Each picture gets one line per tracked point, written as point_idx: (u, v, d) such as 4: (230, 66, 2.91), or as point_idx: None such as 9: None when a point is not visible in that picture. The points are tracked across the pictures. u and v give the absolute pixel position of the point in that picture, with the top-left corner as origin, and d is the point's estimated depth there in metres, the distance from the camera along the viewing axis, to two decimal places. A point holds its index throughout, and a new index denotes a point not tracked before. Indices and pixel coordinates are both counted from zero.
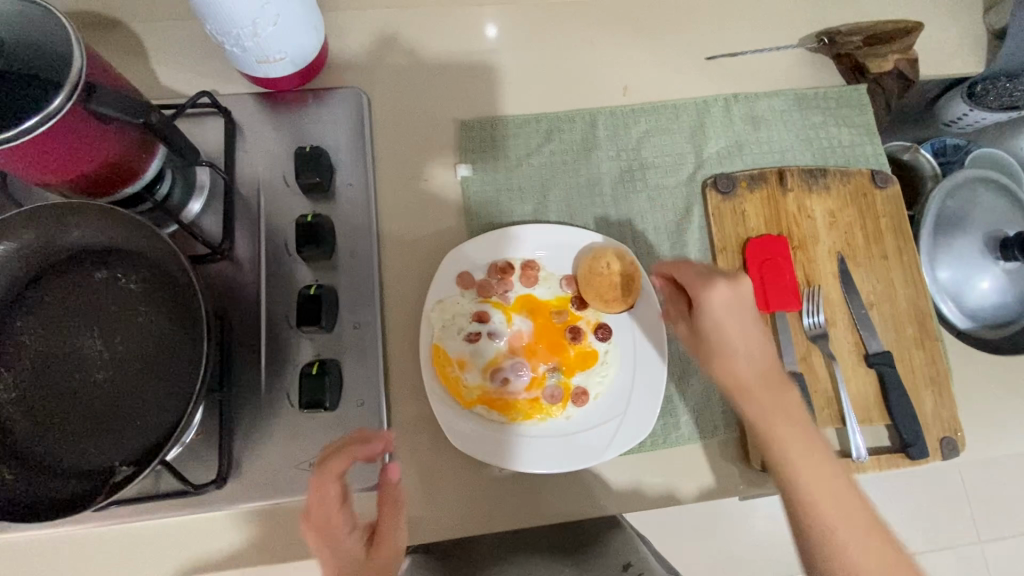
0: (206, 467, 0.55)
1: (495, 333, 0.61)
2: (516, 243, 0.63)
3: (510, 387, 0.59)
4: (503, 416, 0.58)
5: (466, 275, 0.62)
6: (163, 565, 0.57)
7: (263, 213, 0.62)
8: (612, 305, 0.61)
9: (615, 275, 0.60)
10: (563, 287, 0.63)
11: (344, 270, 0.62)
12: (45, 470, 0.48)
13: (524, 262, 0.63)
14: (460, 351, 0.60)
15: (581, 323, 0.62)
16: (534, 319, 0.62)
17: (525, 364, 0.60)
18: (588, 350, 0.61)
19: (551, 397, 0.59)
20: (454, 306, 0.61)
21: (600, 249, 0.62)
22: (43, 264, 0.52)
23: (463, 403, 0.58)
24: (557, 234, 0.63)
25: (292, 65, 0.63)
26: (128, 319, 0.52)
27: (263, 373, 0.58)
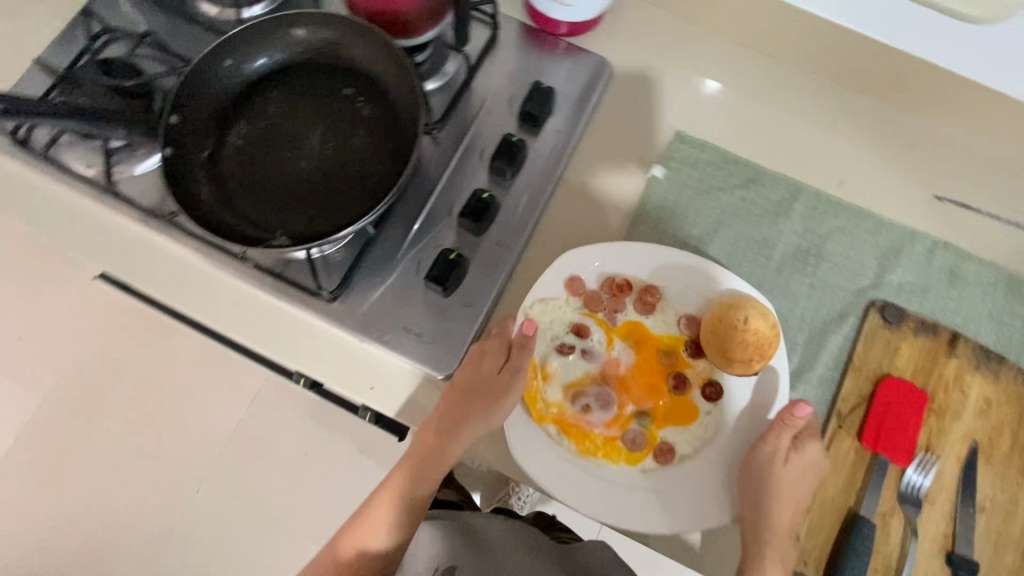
0: (327, 279, 0.61)
1: (589, 352, 0.62)
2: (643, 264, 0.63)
3: (589, 416, 0.60)
4: (573, 445, 0.60)
5: (576, 280, 0.63)
6: (249, 330, 0.64)
7: (479, 116, 0.69)
8: (737, 366, 0.59)
9: (752, 336, 0.58)
10: (681, 327, 0.63)
11: (513, 196, 0.66)
12: (232, 208, 0.57)
13: (646, 287, 0.63)
14: (547, 359, 0.62)
15: (687, 373, 0.62)
16: (637, 355, 0.62)
17: (614, 400, 0.61)
18: (687, 402, 0.61)
19: (631, 442, 0.60)
20: (557, 309, 0.63)
21: (743, 301, 0.60)
22: (313, 61, 0.61)
23: (536, 417, 0.60)
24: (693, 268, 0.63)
25: (569, 15, 0.70)
26: (347, 134, 0.60)
27: (408, 236, 0.64)
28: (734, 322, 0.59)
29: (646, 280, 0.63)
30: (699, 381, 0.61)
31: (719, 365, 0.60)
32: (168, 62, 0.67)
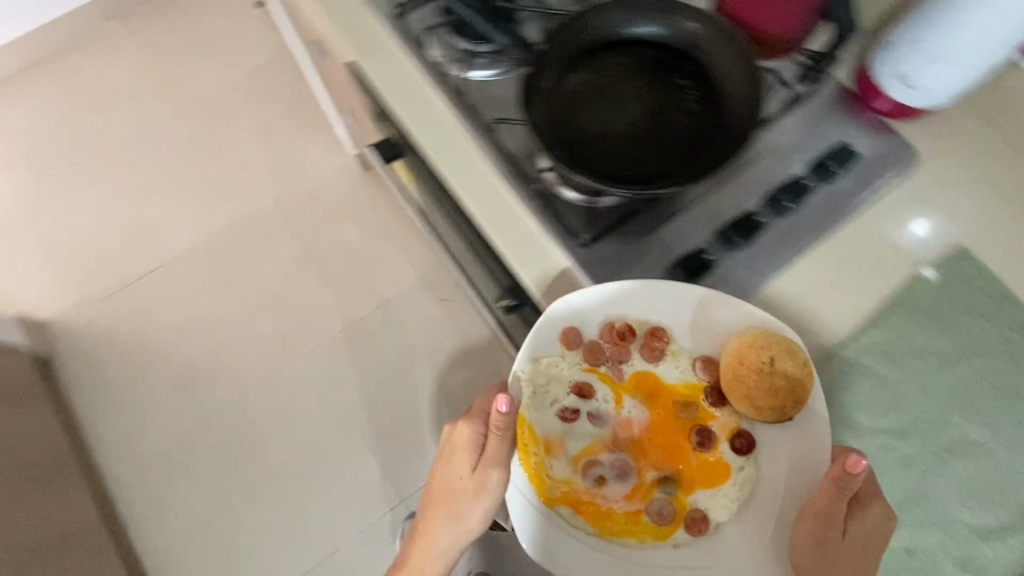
0: (591, 222, 0.73)
1: (598, 416, 0.73)
2: (675, 314, 0.71)
3: (604, 488, 0.71)
4: (591, 526, 0.70)
5: (571, 332, 0.72)
6: (500, 239, 0.75)
7: (771, 152, 0.76)
8: (764, 411, 0.68)
9: (779, 378, 0.66)
10: (694, 372, 0.72)
11: (775, 230, 0.73)
12: (549, 134, 0.65)
13: (653, 331, 0.72)
14: (557, 429, 0.72)
15: (710, 424, 0.72)
16: (648, 411, 0.73)
17: (626, 467, 0.72)
18: (717, 462, 0.71)
19: (657, 513, 0.70)
20: (551, 368, 0.72)
21: (761, 333, 0.68)
22: (663, 47, 0.69)
23: (547, 500, 0.70)
24: (714, 312, 0.70)
25: (900, 97, 0.74)
26: (664, 117, 0.67)
27: (665, 221, 0.74)
28: (758, 360, 0.67)
29: (675, 328, 0.72)
30: (728, 435, 0.71)
31: (755, 417, 0.69)
32: (547, 18, 0.82)
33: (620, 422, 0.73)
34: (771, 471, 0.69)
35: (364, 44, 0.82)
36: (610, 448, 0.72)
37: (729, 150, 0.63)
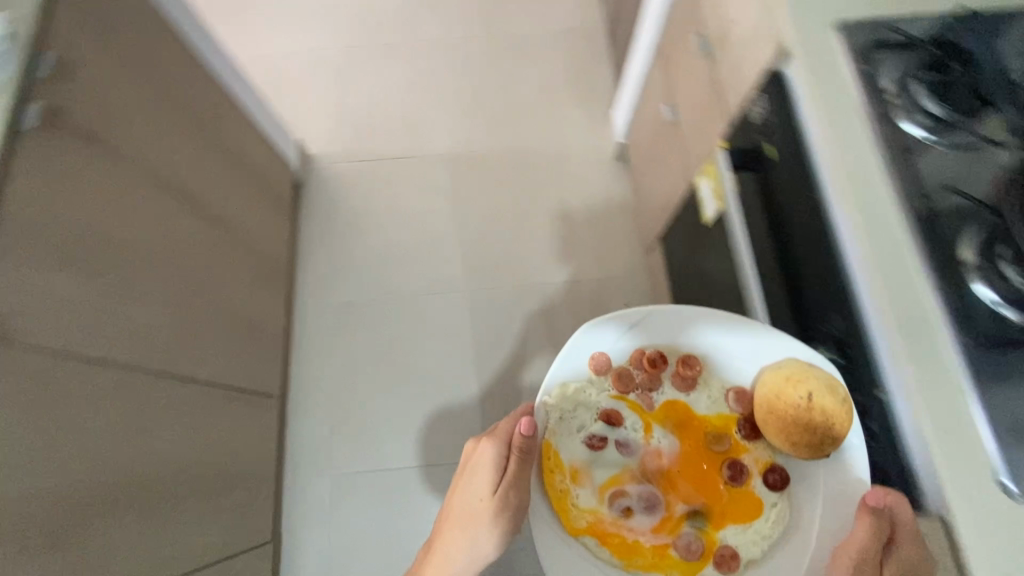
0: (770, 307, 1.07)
1: (625, 447, 0.99)
2: (733, 352, 1.01)
3: (630, 517, 0.94)
4: (616, 553, 0.92)
5: (603, 357, 1.00)
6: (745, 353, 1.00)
7: (966, 226, 0.82)
8: (799, 444, 0.91)
9: (818, 415, 0.88)
10: (736, 400, 1.00)
11: (976, 361, 0.74)
12: (801, 220, 0.98)
13: (693, 358, 1.01)
14: (585, 457, 0.98)
15: (743, 457, 0.97)
16: (676, 441, 0.99)
17: (654, 501, 0.95)
18: (745, 493, 0.94)
19: (687, 546, 0.91)
20: (574, 398, 1.00)
21: (797, 370, 0.92)
22: (911, 122, 0.88)
23: (571, 531, 0.93)
24: (771, 348, 0.98)
25: None
26: (908, 187, 0.84)
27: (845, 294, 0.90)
28: (797, 395, 0.90)
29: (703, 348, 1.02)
30: (758, 468, 0.95)
31: (790, 450, 0.92)
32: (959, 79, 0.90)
33: (735, 396, 0.99)
34: (804, 503, 0.92)
35: (822, 43, 0.93)
36: (637, 482, 0.96)
37: (938, 226, 0.82)
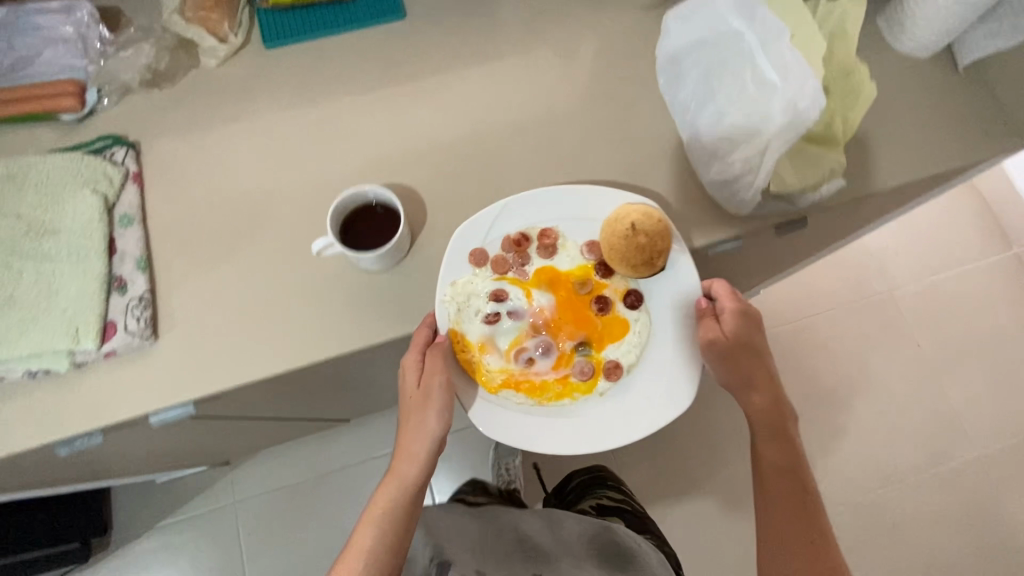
0: None
1: (514, 313, 0.63)
2: (558, 204, 0.64)
3: (535, 368, 0.63)
4: (532, 400, 0.63)
5: (479, 249, 0.63)
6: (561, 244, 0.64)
7: None
8: (639, 268, 0.61)
9: (642, 235, 0.59)
10: (584, 254, 0.64)
11: None
12: None
13: (543, 232, 0.64)
14: (476, 331, 0.63)
15: (605, 289, 0.64)
16: (553, 289, 0.64)
17: (551, 343, 0.64)
18: (615, 318, 0.64)
19: (585, 372, 0.63)
20: (468, 285, 0.62)
21: (619, 212, 0.62)
22: None
23: (489, 390, 0.63)
24: (569, 199, 0.64)
25: None
26: None
27: None
28: (625, 227, 0.60)
29: (542, 225, 0.64)
30: (621, 295, 0.64)
31: (648, 274, 0.62)
32: None
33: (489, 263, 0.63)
34: (662, 303, 0.64)
35: None
36: (534, 329, 0.64)
37: None
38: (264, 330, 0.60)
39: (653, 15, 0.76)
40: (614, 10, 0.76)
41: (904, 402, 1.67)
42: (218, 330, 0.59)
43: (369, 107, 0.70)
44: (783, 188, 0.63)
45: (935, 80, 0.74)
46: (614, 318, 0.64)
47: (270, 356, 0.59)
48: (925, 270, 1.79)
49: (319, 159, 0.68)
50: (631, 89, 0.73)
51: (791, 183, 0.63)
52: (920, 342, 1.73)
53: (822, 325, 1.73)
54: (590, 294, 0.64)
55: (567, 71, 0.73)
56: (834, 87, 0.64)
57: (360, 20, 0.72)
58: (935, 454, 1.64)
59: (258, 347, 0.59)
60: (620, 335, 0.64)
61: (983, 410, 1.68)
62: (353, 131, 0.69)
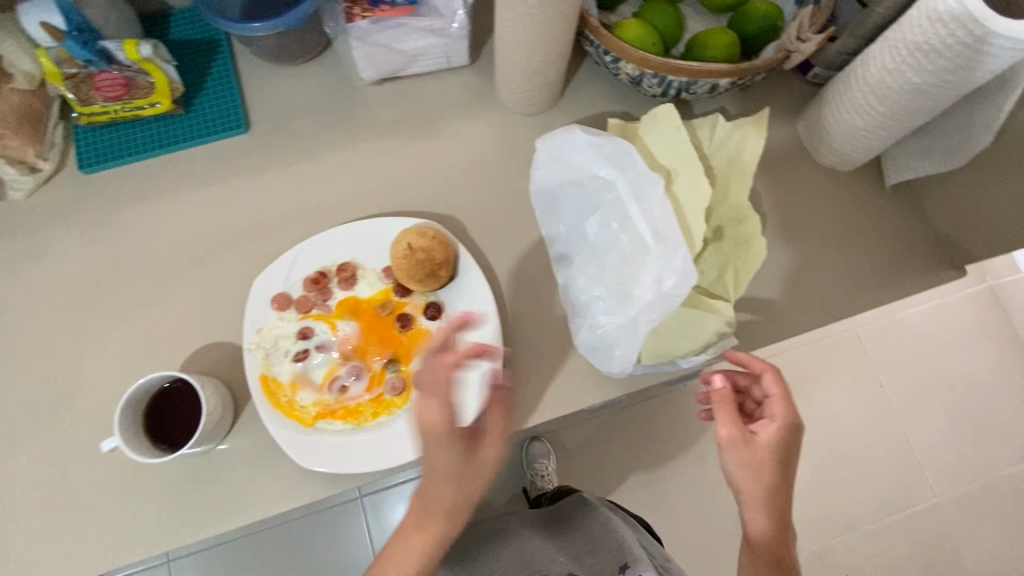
0: None
1: (320, 347, 0.55)
2: (348, 237, 0.57)
3: (349, 393, 0.54)
4: (349, 428, 0.53)
5: (281, 295, 0.56)
6: (351, 280, 0.57)
7: None
8: (425, 282, 0.55)
9: (419, 253, 0.54)
10: (381, 278, 0.57)
11: None
12: None
13: (338, 265, 0.57)
14: (279, 372, 0.54)
15: (405, 303, 0.56)
16: (354, 311, 0.56)
17: (359, 364, 0.54)
18: (419, 332, 0.56)
19: (397, 387, 0.54)
20: (275, 330, 0.55)
21: (401, 232, 0.56)
22: None
23: (304, 423, 0.53)
24: (357, 233, 0.57)
25: None
26: None
27: None
28: (402, 247, 0.55)
29: (336, 259, 0.57)
30: (419, 307, 0.56)
31: (438, 286, 0.56)
32: None
33: (293, 304, 0.56)
34: (467, 311, 0.57)
35: (678, 334, 0.55)
36: (339, 354, 0.55)
37: None
38: (61, 528, 0.53)
39: (536, 122, 0.66)
40: (492, 114, 0.66)
41: (867, 447, 1.58)
42: (11, 530, 0.53)
43: (199, 243, 0.61)
44: (657, 357, 0.55)
45: (852, 201, 0.66)
46: (426, 337, 0.56)
47: (65, 565, 0.52)
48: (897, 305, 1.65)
49: (136, 310, 0.58)
50: (505, 213, 0.62)
51: (673, 346, 0.55)
52: (886, 384, 1.62)
53: (787, 368, 1.62)
54: (390, 313, 0.56)
55: (433, 189, 0.63)
56: (727, 236, 0.57)
57: (193, 138, 0.63)
58: (896, 502, 1.57)
59: (53, 552, 0.52)
60: (425, 348, 0.55)
61: (949, 457, 1.61)
62: (178, 272, 0.60)
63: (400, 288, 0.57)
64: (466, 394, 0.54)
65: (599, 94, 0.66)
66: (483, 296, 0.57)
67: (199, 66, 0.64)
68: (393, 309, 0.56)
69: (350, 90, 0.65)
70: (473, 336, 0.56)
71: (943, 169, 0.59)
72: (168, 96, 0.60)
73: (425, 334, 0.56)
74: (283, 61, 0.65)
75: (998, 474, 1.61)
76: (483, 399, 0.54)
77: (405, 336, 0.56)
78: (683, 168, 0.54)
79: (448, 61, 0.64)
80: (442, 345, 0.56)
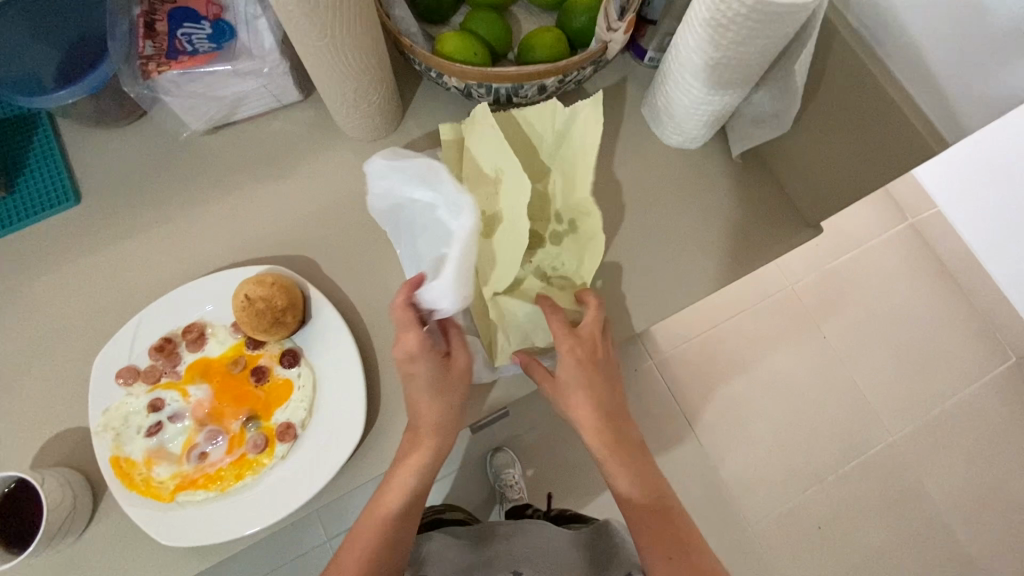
0: None
1: (175, 416, 0.53)
2: (191, 296, 0.55)
3: (209, 460, 0.52)
4: (213, 496, 0.51)
5: (126, 367, 0.54)
6: (199, 339, 0.55)
7: None
8: (273, 330, 0.53)
9: (259, 302, 0.53)
10: (231, 334, 0.55)
11: None
12: None
13: (184, 327, 0.55)
14: (133, 450, 0.52)
15: (259, 356, 0.55)
16: (206, 373, 0.55)
17: (217, 428, 0.53)
18: (278, 383, 0.54)
19: (258, 445, 0.52)
20: (123, 407, 0.53)
21: (242, 283, 0.54)
22: None
23: (164, 499, 0.51)
24: (199, 290, 0.56)
25: None
26: None
27: None
28: (242, 299, 0.53)
29: (181, 321, 0.55)
30: (274, 357, 0.55)
31: (289, 331, 0.54)
32: None
33: (140, 376, 0.54)
34: (324, 351, 0.55)
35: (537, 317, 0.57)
36: (196, 421, 0.53)
37: None
38: None
39: (381, 146, 0.65)
40: (334, 145, 0.64)
41: (811, 390, 1.31)
42: None
43: (39, 326, 0.58)
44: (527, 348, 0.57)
45: (707, 175, 0.66)
46: (285, 386, 0.54)
47: None
48: (827, 252, 1.39)
49: None
50: (357, 244, 0.61)
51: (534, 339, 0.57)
52: None
53: None
54: (245, 367, 0.55)
55: (280, 232, 0.61)
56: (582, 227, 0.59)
57: (21, 219, 0.60)
58: (851, 446, 1.28)
59: None
60: (286, 398, 0.54)
61: None
62: (19, 362, 0.57)
63: (250, 340, 0.55)
64: (331, 438, 0.52)
65: (442, 110, 0.65)
66: (339, 332, 0.55)
67: (21, 144, 0.62)
68: (247, 362, 0.55)
69: (184, 142, 0.63)
70: (332, 374, 0.54)
71: (777, 132, 0.59)
72: None
73: (284, 383, 0.54)
74: (107, 124, 0.62)
75: (952, 400, 1.32)
76: (349, 439, 0.52)
77: (264, 389, 0.54)
78: (508, 168, 0.54)
79: (278, 100, 0.63)
80: (302, 390, 0.54)
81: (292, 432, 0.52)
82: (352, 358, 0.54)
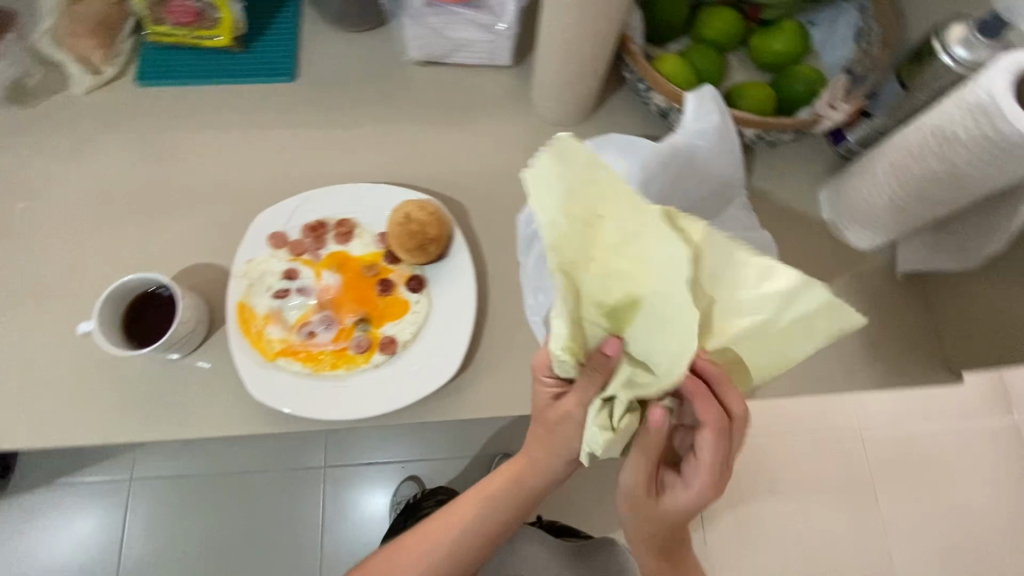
0: None
1: (301, 289, 0.57)
2: (356, 195, 0.60)
3: (313, 340, 0.55)
4: (306, 372, 0.54)
5: (280, 233, 0.59)
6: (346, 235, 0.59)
7: None
8: (414, 253, 0.57)
9: (414, 224, 0.56)
10: (374, 242, 0.59)
11: None
12: None
13: (339, 220, 0.59)
14: (258, 304, 0.56)
15: (391, 270, 0.58)
16: (342, 266, 0.58)
17: (332, 317, 0.56)
18: (397, 300, 0.57)
19: (360, 346, 0.55)
20: (265, 264, 0.58)
21: (405, 203, 0.58)
22: None
23: (264, 355, 0.55)
24: (364, 195, 0.60)
25: None
26: None
27: None
28: (402, 216, 0.57)
29: (339, 213, 0.60)
30: (403, 278, 0.58)
31: (425, 259, 0.57)
32: None
33: (288, 245, 0.58)
34: (448, 291, 0.58)
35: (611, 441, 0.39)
36: (316, 302, 0.57)
37: None
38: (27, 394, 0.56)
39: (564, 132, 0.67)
40: (522, 115, 0.68)
41: None
42: None
43: (220, 171, 0.64)
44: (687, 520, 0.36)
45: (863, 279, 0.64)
46: (400, 304, 0.57)
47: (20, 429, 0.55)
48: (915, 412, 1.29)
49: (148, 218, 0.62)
50: (511, 209, 0.63)
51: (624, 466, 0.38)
52: None
53: None
54: (375, 275, 0.58)
55: (447, 172, 0.65)
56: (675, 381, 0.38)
57: (244, 77, 0.67)
58: None
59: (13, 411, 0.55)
60: (398, 315, 0.57)
61: None
62: (193, 194, 0.63)
63: (389, 253, 0.59)
64: (425, 367, 0.55)
65: (631, 122, 0.67)
66: (467, 279, 0.58)
67: (267, 16, 0.69)
68: (377, 271, 0.58)
69: (397, 65, 0.68)
70: (447, 313, 0.57)
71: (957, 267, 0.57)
72: (229, 33, 0.66)
73: (402, 302, 0.57)
74: (341, 26, 0.69)
75: None
76: (439, 376, 0.54)
77: (382, 302, 0.57)
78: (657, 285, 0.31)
79: (491, 58, 0.67)
80: (415, 316, 0.57)
81: (392, 348, 0.55)
82: (468, 307, 0.57)
